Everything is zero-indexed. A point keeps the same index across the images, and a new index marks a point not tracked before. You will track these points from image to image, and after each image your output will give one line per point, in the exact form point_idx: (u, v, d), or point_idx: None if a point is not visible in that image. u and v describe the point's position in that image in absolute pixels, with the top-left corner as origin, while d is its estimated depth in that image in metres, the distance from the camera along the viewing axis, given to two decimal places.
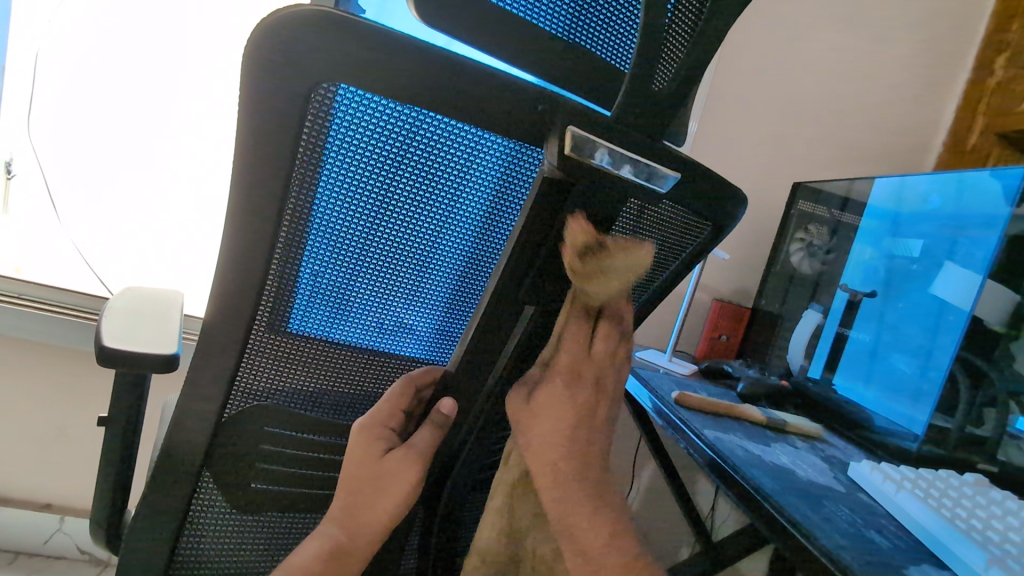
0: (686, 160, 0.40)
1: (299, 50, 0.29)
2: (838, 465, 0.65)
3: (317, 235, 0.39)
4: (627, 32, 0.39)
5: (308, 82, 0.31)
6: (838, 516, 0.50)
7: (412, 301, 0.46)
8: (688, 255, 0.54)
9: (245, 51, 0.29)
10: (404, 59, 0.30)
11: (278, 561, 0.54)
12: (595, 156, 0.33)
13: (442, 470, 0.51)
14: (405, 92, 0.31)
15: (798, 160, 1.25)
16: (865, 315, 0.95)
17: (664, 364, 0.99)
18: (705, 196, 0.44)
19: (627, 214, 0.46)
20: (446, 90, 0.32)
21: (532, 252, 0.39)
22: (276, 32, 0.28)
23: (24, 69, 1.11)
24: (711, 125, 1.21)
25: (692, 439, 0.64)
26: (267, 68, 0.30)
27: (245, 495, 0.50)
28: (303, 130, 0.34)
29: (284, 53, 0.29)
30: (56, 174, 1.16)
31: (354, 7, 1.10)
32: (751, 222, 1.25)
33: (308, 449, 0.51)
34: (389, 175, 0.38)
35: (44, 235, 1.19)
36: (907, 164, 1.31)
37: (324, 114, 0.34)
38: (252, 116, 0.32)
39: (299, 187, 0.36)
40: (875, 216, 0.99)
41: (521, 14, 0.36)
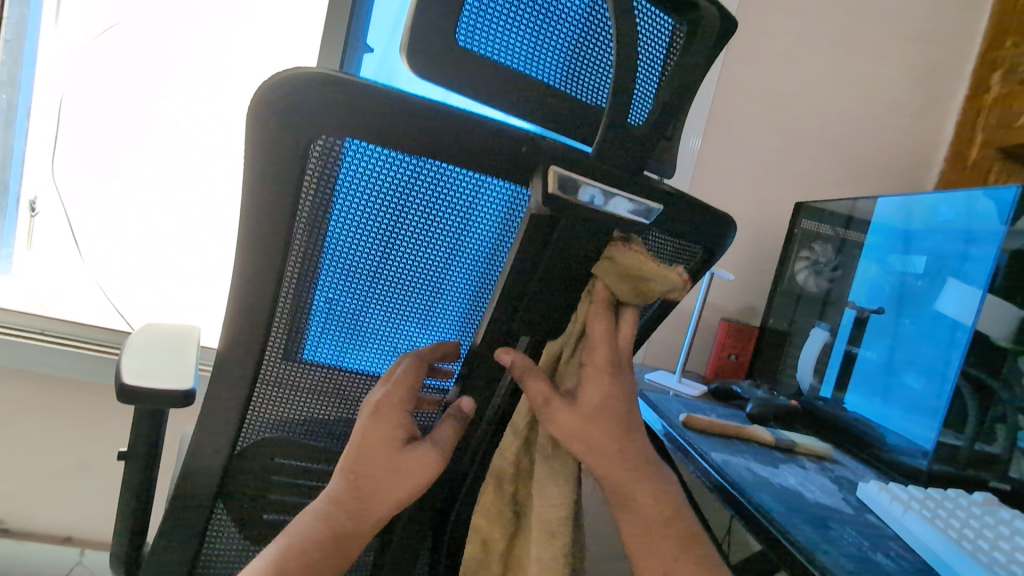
0: (675, 192, 0.42)
1: (301, 108, 0.31)
2: (847, 486, 0.65)
3: (329, 269, 0.41)
4: (600, 71, 0.42)
5: (309, 135, 0.33)
6: (844, 538, 0.50)
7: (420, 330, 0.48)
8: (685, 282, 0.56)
9: (252, 110, 0.31)
10: (396, 111, 0.32)
11: None
12: (578, 195, 0.35)
13: (447, 499, 0.52)
14: (400, 142, 0.34)
15: (800, 178, 1.27)
16: (875, 332, 0.96)
17: (672, 386, 0.99)
18: (694, 224, 0.46)
19: None
20: (440, 138, 0.34)
21: (524, 284, 0.41)
22: (280, 93, 0.31)
23: (49, 113, 1.17)
24: (710, 147, 1.22)
25: (699, 461, 0.65)
26: (272, 124, 0.32)
27: (256, 527, 0.51)
28: (312, 179, 0.36)
29: (288, 111, 0.31)
30: (78, 213, 1.21)
31: (361, 47, 1.14)
32: (755, 241, 1.26)
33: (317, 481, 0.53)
34: (395, 214, 0.40)
35: (66, 271, 1.24)
36: (910, 179, 1.31)
37: (330, 165, 0.36)
38: (256, 169, 0.34)
39: (309, 229, 0.39)
40: (880, 233, 1.00)
41: (505, 62, 0.38)
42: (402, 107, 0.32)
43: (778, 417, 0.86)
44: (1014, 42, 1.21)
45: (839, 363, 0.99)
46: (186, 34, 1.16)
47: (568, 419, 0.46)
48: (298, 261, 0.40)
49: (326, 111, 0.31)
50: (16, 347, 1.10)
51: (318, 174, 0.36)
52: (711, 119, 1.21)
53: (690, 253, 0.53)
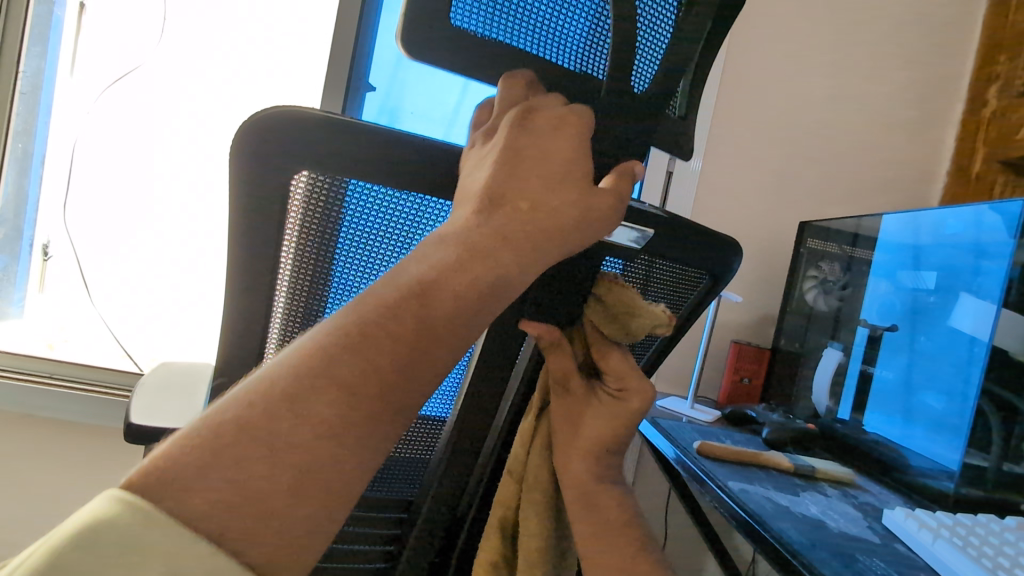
0: (670, 215, 0.42)
1: (284, 141, 0.33)
2: (872, 513, 0.63)
3: (327, 299, 0.43)
4: (599, 41, 0.41)
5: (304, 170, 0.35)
6: (872, 570, 0.48)
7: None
8: (692, 309, 0.55)
9: (248, 143, 0.33)
10: (377, 140, 0.34)
11: None
12: None
13: (442, 548, 0.48)
14: (388, 175, 0.36)
15: (802, 197, 1.27)
16: (888, 351, 0.93)
17: (685, 412, 0.97)
18: (697, 250, 0.46)
19: (636, 266, 0.48)
20: (427, 173, 0.37)
21: (523, 313, 0.40)
22: (276, 130, 0.33)
23: (62, 158, 1.20)
24: (711, 169, 1.23)
25: (716, 491, 0.63)
26: (267, 159, 0.34)
27: None
28: (315, 212, 0.38)
29: (283, 147, 0.34)
30: (88, 253, 1.23)
31: (364, 85, 1.17)
32: (762, 262, 1.25)
33: None
34: (392, 248, 0.43)
35: (75, 313, 1.25)
36: (913, 194, 1.31)
37: (334, 201, 0.38)
38: (251, 198, 0.36)
39: (312, 260, 0.41)
40: (887, 250, 0.99)
41: (495, 35, 0.38)
42: (377, 136, 0.34)
43: (795, 442, 0.84)
44: (1008, 57, 1.22)
45: (855, 384, 0.97)
46: (195, 76, 1.19)
47: None
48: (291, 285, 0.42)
49: (309, 141, 0.33)
50: (26, 390, 1.11)
51: (307, 206, 0.38)
52: (709, 142, 1.22)
53: (696, 280, 0.52)
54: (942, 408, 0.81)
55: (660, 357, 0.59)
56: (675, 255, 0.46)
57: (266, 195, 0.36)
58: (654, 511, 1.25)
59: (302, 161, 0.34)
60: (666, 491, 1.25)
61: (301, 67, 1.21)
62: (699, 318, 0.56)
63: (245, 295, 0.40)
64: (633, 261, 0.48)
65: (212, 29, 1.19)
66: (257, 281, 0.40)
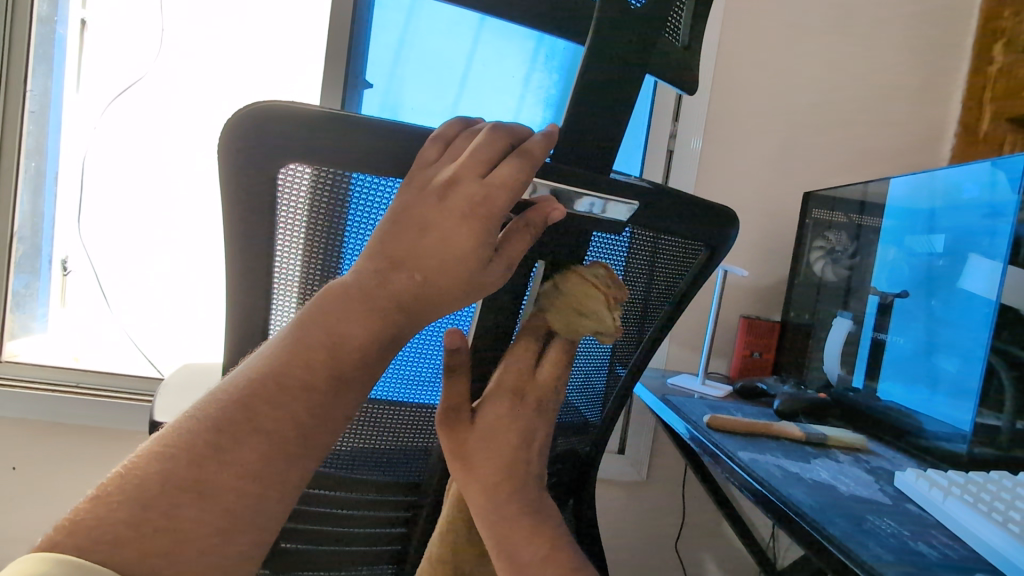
0: (659, 187, 0.42)
1: (268, 134, 0.34)
2: (884, 476, 0.63)
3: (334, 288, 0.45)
4: None
5: (300, 158, 0.36)
6: (881, 530, 0.48)
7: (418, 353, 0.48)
8: (695, 283, 0.55)
9: (247, 126, 0.34)
10: (358, 130, 0.35)
11: None
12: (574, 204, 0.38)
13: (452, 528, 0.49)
14: (378, 165, 0.37)
15: (806, 168, 1.25)
16: (900, 317, 0.92)
17: (697, 388, 0.98)
18: (692, 222, 0.46)
19: (632, 237, 0.49)
20: (415, 162, 0.37)
21: None
22: (279, 118, 0.34)
23: (75, 173, 1.24)
24: (712, 144, 1.22)
25: (727, 463, 0.63)
26: (262, 141, 0.34)
27: (287, 555, 0.51)
28: (329, 205, 0.40)
29: (279, 133, 0.34)
30: (105, 265, 1.26)
31: (362, 83, 1.18)
32: (768, 236, 1.24)
33: (342, 512, 0.51)
34: None
35: (95, 322, 1.28)
36: (920, 159, 1.29)
37: (346, 195, 0.40)
38: (243, 189, 0.37)
39: (323, 251, 0.43)
40: (895, 216, 0.98)
41: None
42: (354, 124, 0.34)
43: (806, 411, 0.83)
44: (1012, 11, 1.19)
45: (867, 351, 0.96)
46: (200, 86, 1.21)
47: None
48: (290, 279, 0.43)
49: (292, 133, 0.34)
50: (53, 400, 1.15)
51: (292, 201, 0.39)
52: (708, 118, 1.22)
53: (696, 254, 0.52)
54: (957, 370, 0.81)
55: (664, 332, 0.59)
56: (673, 229, 0.46)
57: (265, 190, 0.38)
58: (672, 490, 1.25)
59: (287, 152, 0.35)
60: (683, 469, 1.25)
61: (301, 68, 1.22)
62: (699, 290, 0.56)
63: (249, 291, 0.42)
64: (632, 232, 0.48)
65: (210, 37, 1.21)
66: (259, 278, 0.41)
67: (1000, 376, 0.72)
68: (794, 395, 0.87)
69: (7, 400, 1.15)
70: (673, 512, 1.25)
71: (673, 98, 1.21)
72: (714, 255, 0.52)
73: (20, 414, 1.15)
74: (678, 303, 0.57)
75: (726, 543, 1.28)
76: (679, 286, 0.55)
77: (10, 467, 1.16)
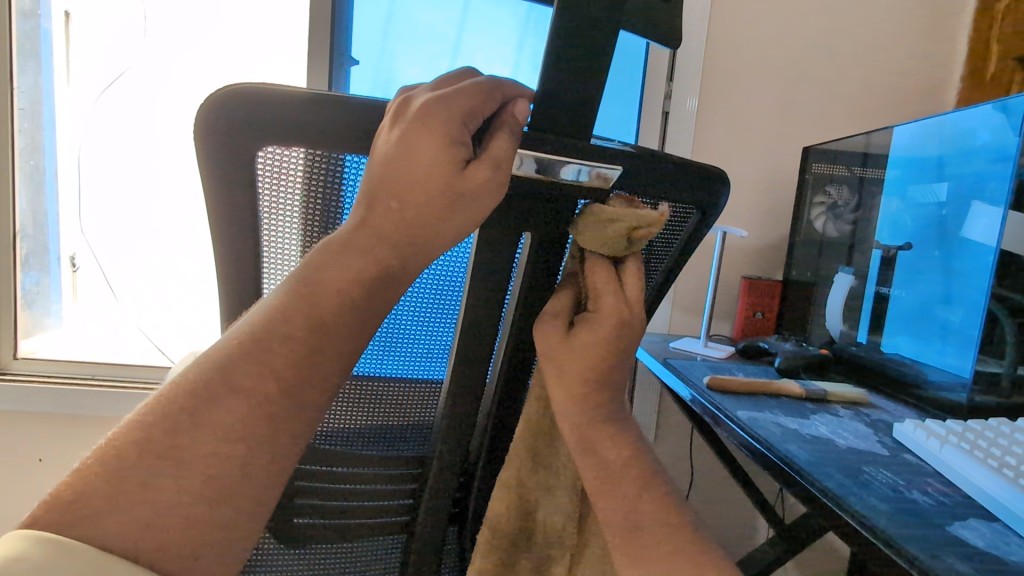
0: (641, 150, 0.41)
1: (244, 116, 0.34)
2: (883, 428, 0.63)
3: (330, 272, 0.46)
4: None
5: (272, 137, 0.36)
6: (878, 480, 0.49)
7: (413, 326, 0.49)
8: (684, 251, 0.55)
9: (218, 98, 0.34)
10: (336, 107, 0.35)
11: None
12: (561, 172, 0.37)
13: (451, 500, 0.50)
14: (353, 138, 0.36)
15: (806, 122, 1.22)
16: (902, 269, 0.91)
17: (699, 351, 0.98)
18: (687, 186, 0.46)
19: None
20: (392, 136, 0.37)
21: (495, 264, 0.40)
22: (249, 93, 0.34)
23: (72, 168, 1.24)
24: (709, 102, 1.19)
25: (727, 424, 0.64)
26: (231, 117, 0.34)
27: (293, 532, 0.52)
28: (319, 185, 0.41)
29: (248, 110, 0.34)
30: (112, 260, 1.27)
31: (348, 60, 1.16)
32: (769, 194, 1.22)
33: (348, 488, 0.52)
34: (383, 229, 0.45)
35: (106, 315, 1.30)
36: (924, 105, 1.25)
37: (336, 176, 0.41)
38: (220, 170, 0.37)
39: (315, 233, 0.43)
40: (898, 166, 0.96)
41: None
42: (333, 101, 0.34)
43: (808, 369, 0.83)
44: None
45: (871, 305, 0.95)
46: (190, 74, 1.21)
47: (561, 384, 0.47)
48: (279, 260, 0.43)
49: (269, 114, 0.34)
50: (73, 393, 1.18)
51: (271, 182, 0.39)
52: (704, 74, 1.18)
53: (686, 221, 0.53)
54: (961, 320, 0.80)
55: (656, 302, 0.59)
56: (666, 195, 0.46)
57: (243, 176, 0.38)
58: (680, 452, 1.27)
59: (265, 135, 0.35)
60: (689, 431, 1.27)
61: (288, 49, 1.21)
62: (691, 254, 0.55)
63: (238, 275, 0.42)
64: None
65: (195, 23, 1.19)
66: (246, 262, 0.42)
67: (1001, 323, 0.71)
68: (795, 352, 0.87)
69: (27, 395, 1.18)
70: (682, 474, 1.27)
71: (667, 58, 1.18)
72: (703, 222, 0.52)
73: (41, 408, 1.18)
74: (669, 272, 0.57)
75: (736, 500, 1.30)
76: (670, 255, 0.55)
77: (37, 459, 1.20)
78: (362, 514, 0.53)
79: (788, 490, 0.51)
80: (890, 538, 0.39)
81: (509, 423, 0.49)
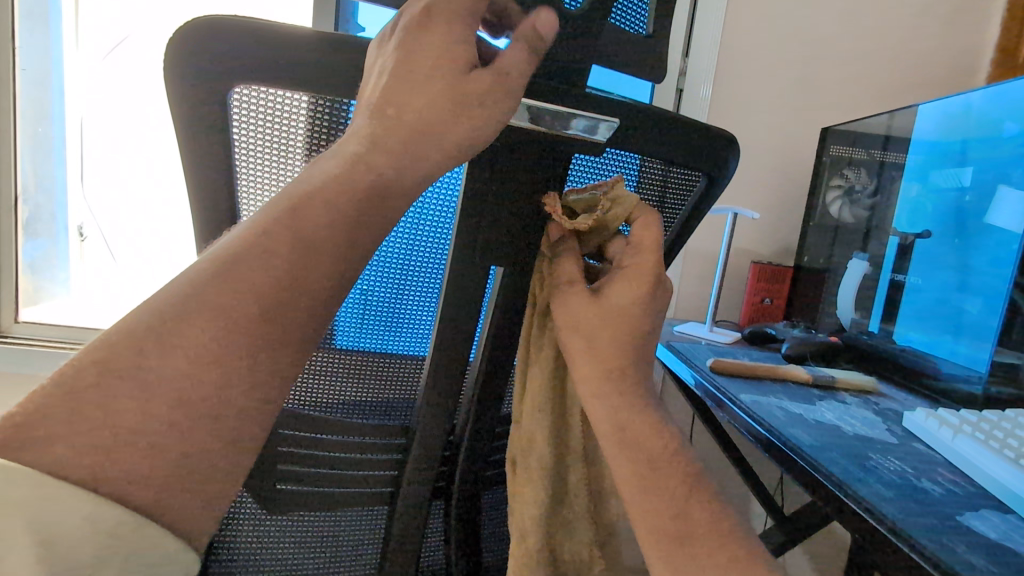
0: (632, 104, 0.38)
1: (213, 55, 0.32)
2: (893, 417, 0.60)
3: None
4: None
5: (244, 77, 0.33)
6: (885, 467, 0.46)
7: (397, 294, 0.48)
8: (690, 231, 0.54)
9: (176, 39, 0.32)
10: (311, 51, 0.32)
11: (318, 564, 0.55)
12: (569, 127, 0.35)
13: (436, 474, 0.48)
14: (330, 79, 0.34)
15: (826, 102, 1.17)
16: (921, 257, 0.88)
17: (705, 335, 0.95)
18: (701, 155, 0.44)
19: (611, 159, 0.46)
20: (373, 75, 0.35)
21: (478, 219, 0.38)
22: (207, 31, 0.31)
23: (74, 136, 1.23)
24: (725, 80, 1.15)
25: (729, 407, 0.61)
26: (191, 58, 0.32)
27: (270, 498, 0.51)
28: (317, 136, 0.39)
29: (211, 52, 0.32)
30: (115, 228, 1.27)
31: (353, 27, 1.12)
32: (784, 176, 1.18)
33: (325, 459, 0.51)
34: None
35: (110, 281, 1.30)
36: (951, 87, 1.19)
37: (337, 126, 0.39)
38: (192, 109, 0.35)
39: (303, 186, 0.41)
40: (921, 150, 0.92)
41: None
42: (310, 40, 0.32)
43: (817, 355, 0.80)
44: None
45: (885, 294, 0.92)
46: None
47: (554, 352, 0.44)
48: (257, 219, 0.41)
49: (239, 57, 0.32)
50: None
51: (248, 125, 0.37)
52: (721, 50, 1.14)
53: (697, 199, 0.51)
54: (980, 311, 0.76)
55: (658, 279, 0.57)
56: (678, 162, 0.44)
57: (217, 117, 0.35)
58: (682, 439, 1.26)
59: (236, 74, 0.33)
60: (691, 417, 1.25)
61: (292, 15, 1.18)
62: (697, 225, 0.53)
63: (215, 227, 0.40)
64: (639, 157, 0.46)
65: None
66: (223, 210, 0.39)
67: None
68: (804, 338, 0.84)
69: (26, 359, 1.17)
70: None
71: (684, 34, 1.14)
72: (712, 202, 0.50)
73: (42, 373, 1.18)
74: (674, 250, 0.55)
75: (736, 489, 1.29)
76: (677, 233, 0.53)
77: None
78: (338, 484, 0.51)
79: (790, 475, 0.49)
80: (898, 526, 0.37)
81: (494, 397, 0.47)
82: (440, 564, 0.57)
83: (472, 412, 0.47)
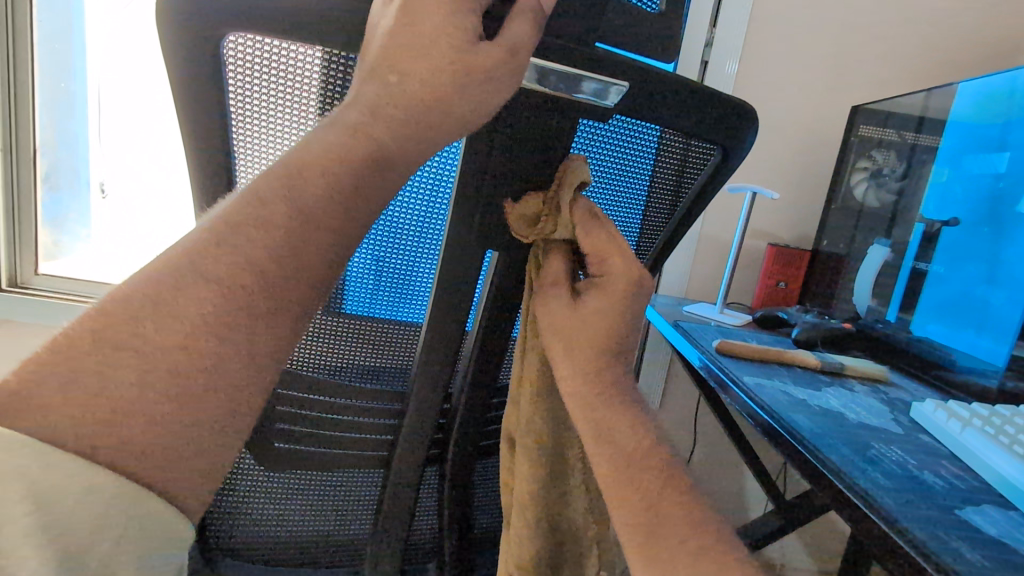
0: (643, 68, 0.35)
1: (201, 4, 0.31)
2: (901, 407, 0.59)
3: None
4: None
5: (236, 27, 0.32)
6: (887, 458, 0.45)
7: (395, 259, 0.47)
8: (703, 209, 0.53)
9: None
10: (308, 6, 0.31)
11: (317, 518, 0.57)
12: (578, 90, 0.33)
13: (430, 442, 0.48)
14: (325, 32, 0.32)
15: (859, 79, 1.12)
16: (944, 247, 0.83)
17: (715, 317, 0.94)
18: (720, 128, 0.42)
19: (628, 126, 0.43)
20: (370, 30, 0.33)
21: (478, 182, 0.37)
22: None
23: (90, 92, 1.23)
24: (753, 52, 1.10)
25: (732, 390, 0.60)
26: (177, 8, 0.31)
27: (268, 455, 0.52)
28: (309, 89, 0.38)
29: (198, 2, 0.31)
30: (131, 187, 1.28)
31: None
32: (810, 157, 1.14)
33: (321, 420, 0.52)
34: None
35: (126, 239, 1.32)
36: (997, 66, 1.13)
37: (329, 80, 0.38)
38: (184, 61, 0.34)
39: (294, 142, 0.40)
40: (956, 132, 0.86)
41: None
42: None
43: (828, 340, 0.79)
44: None
45: (905, 282, 0.88)
46: None
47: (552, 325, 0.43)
48: (253, 176, 0.41)
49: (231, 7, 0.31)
50: None
51: (241, 79, 0.36)
52: (751, 20, 1.08)
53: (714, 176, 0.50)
54: (999, 305, 0.72)
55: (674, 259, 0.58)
56: (697, 135, 0.42)
57: (211, 71, 0.34)
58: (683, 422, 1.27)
59: (227, 23, 0.32)
60: (696, 399, 1.26)
61: None
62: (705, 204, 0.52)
63: (211, 184, 0.40)
64: (660, 130, 0.44)
65: None
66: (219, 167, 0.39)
67: None
68: (816, 323, 0.82)
69: (44, 310, 1.20)
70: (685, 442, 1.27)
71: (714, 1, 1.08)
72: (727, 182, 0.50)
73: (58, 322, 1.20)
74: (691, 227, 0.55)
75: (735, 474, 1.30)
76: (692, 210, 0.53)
77: None
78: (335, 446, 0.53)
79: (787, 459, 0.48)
80: (896, 518, 0.36)
81: (489, 368, 0.46)
82: (432, 531, 0.59)
83: (467, 384, 0.47)
